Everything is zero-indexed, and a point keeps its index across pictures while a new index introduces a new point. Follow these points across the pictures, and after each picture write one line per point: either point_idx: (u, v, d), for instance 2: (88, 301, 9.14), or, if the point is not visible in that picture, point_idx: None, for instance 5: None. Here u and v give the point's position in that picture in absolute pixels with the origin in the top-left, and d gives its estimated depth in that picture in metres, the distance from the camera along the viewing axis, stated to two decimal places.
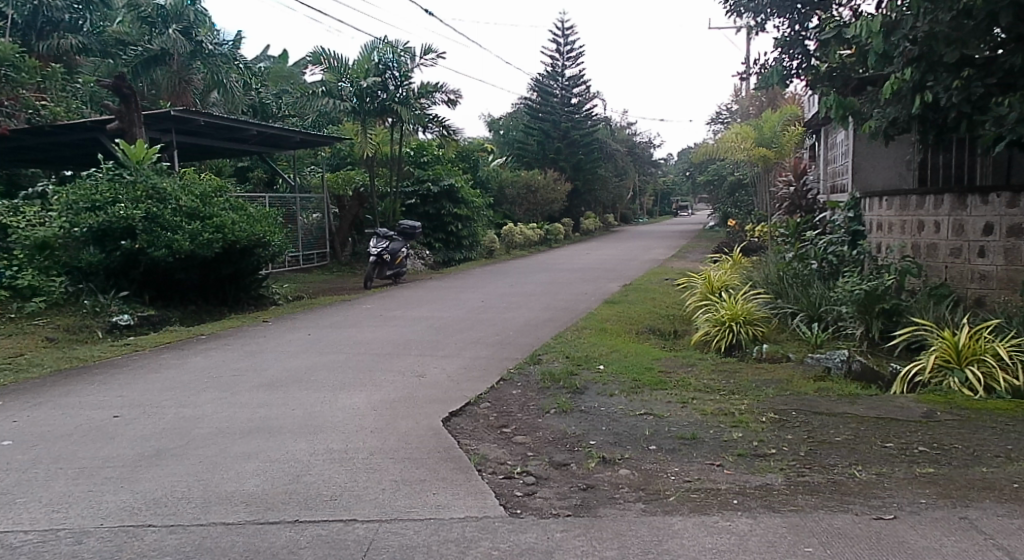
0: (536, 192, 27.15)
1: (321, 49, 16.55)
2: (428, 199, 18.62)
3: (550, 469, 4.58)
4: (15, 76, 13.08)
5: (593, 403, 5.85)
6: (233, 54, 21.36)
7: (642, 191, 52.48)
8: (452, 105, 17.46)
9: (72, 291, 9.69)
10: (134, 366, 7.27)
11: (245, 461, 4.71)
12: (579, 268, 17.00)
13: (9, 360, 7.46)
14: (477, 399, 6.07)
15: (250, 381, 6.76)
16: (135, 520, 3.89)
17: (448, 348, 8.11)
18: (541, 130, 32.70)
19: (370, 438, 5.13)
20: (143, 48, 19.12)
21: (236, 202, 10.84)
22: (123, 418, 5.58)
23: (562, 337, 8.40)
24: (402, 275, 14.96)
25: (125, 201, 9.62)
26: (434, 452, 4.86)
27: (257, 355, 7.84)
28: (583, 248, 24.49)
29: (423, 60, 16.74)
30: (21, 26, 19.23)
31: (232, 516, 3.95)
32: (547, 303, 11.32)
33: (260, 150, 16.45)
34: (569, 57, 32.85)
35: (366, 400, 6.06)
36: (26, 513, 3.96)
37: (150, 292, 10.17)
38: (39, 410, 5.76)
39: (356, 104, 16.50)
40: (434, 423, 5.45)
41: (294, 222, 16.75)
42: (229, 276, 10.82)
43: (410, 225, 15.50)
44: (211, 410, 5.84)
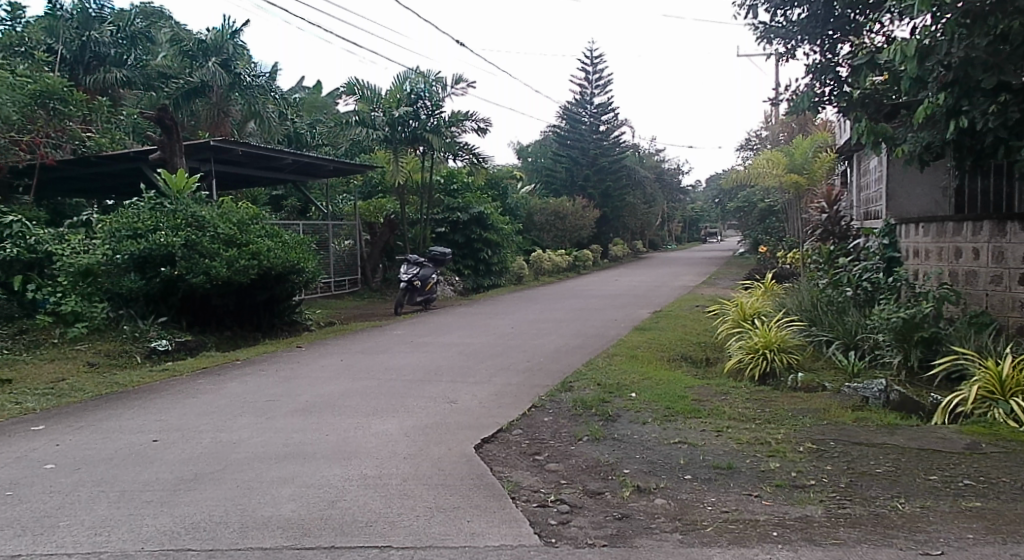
0: (565, 219, 27.17)
1: (354, 79, 16.91)
2: (458, 226, 18.80)
3: (584, 498, 4.56)
4: (64, 109, 13.12)
5: (626, 431, 5.82)
6: (270, 86, 21.94)
7: (672, 218, 52.23)
8: (482, 133, 17.66)
9: (113, 317, 9.90)
10: (173, 391, 7.39)
11: (282, 486, 4.76)
12: (607, 294, 17.02)
13: (52, 385, 7.60)
14: (509, 426, 6.07)
15: (285, 406, 6.83)
16: (175, 545, 3.94)
17: (478, 374, 8.13)
18: (569, 157, 33.00)
19: (403, 464, 5.16)
20: (184, 81, 19.32)
21: (271, 229, 11.01)
22: (162, 443, 5.67)
23: (593, 364, 8.36)
24: (432, 301, 15.07)
25: (164, 229, 9.81)
26: (468, 479, 4.86)
27: (290, 381, 7.92)
28: (612, 275, 24.40)
29: (453, 89, 17.01)
30: (68, 61, 19.89)
31: (269, 541, 3.98)
32: (577, 329, 11.30)
33: (294, 178, 16.72)
34: (597, 85, 33.17)
35: (398, 426, 6.11)
36: (70, 536, 4.01)
37: (187, 318, 10.35)
38: (82, 434, 5.88)
39: (388, 133, 16.75)
40: (466, 450, 5.47)
41: (327, 248, 16.92)
42: (264, 301, 10.98)
43: (440, 251, 15.68)
44: (247, 435, 5.92)
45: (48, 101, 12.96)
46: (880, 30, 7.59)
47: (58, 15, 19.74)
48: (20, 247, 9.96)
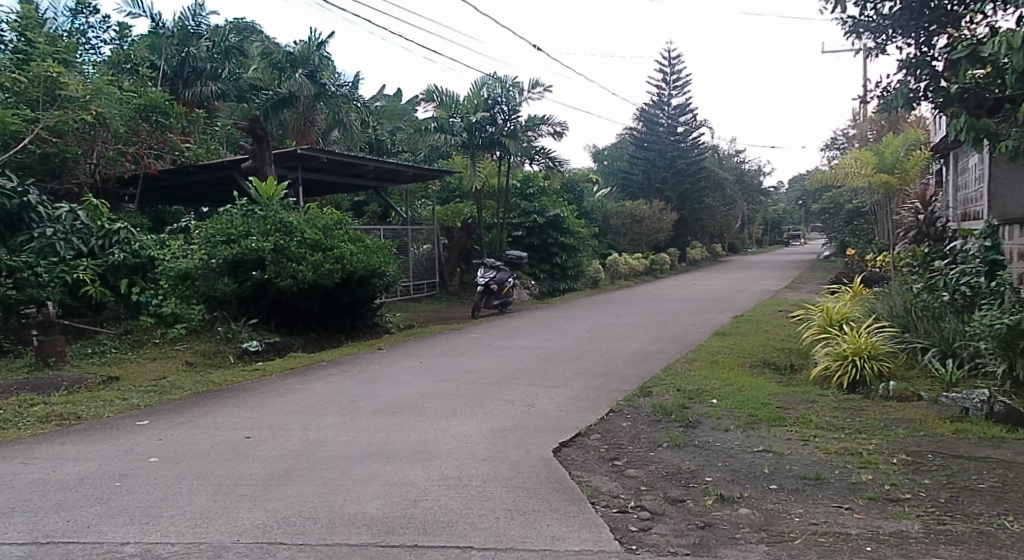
0: (642, 222, 26.84)
1: (434, 86, 17.23)
2: (534, 230, 18.84)
3: (665, 505, 4.53)
4: (165, 122, 13.90)
5: (707, 438, 5.74)
6: (353, 95, 22.56)
7: (754, 220, 50.96)
8: (559, 137, 17.69)
9: (208, 318, 10.40)
10: (264, 390, 7.69)
11: (366, 484, 4.89)
12: (685, 299, 16.73)
13: (154, 383, 8.01)
14: (587, 430, 6.08)
15: (368, 407, 7.01)
16: (268, 538, 4.10)
17: (556, 378, 8.15)
18: (646, 160, 32.76)
19: (483, 466, 5.23)
20: (274, 92, 20.24)
21: (354, 234, 11.29)
22: (254, 440, 5.91)
23: (671, 370, 8.28)
24: (508, 304, 15.17)
25: (255, 234, 10.20)
26: (547, 483, 4.89)
27: (373, 382, 8.13)
28: (691, 279, 23.99)
29: (530, 94, 17.10)
30: (170, 75, 20.91)
31: (355, 538, 4.10)
32: (655, 334, 11.18)
33: (376, 184, 17.12)
34: (675, 86, 32.76)
35: (477, 429, 6.19)
36: (173, 525, 4.22)
37: (275, 320, 10.73)
38: (181, 430, 6.18)
39: (465, 138, 17.08)
40: (544, 453, 5.50)
41: (406, 253, 17.23)
42: (347, 305, 11.27)
43: (517, 254, 15.75)
44: (333, 433, 6.11)
45: (150, 114, 13.75)
46: (983, 21, 7.32)
47: (160, 33, 20.64)
48: (126, 252, 10.54)
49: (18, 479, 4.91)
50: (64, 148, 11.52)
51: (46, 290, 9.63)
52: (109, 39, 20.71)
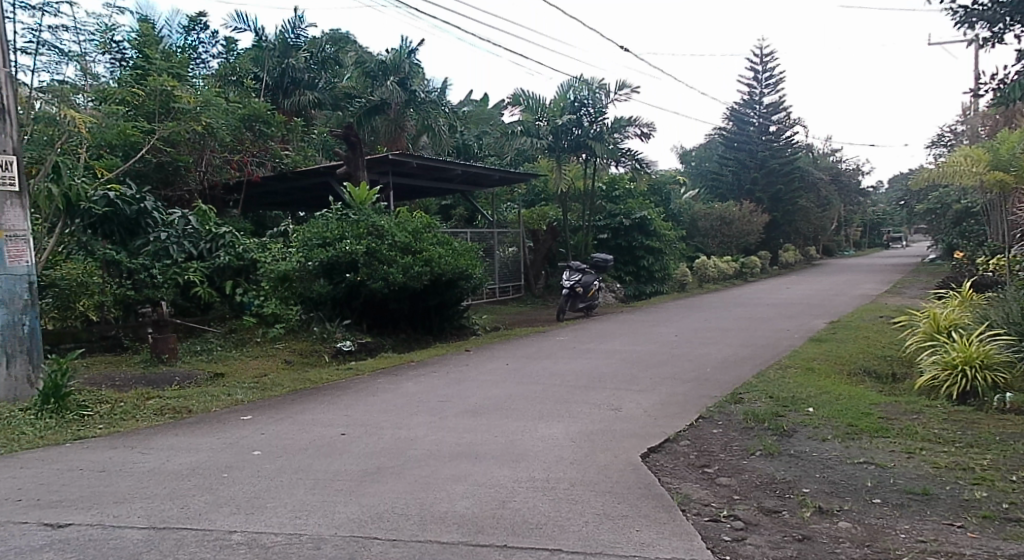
0: (732, 224, 26.22)
1: (520, 91, 17.36)
2: (619, 231, 18.72)
3: (759, 515, 4.44)
4: (267, 130, 14.40)
5: (803, 447, 5.59)
6: (441, 100, 22.94)
7: (850, 222, 49.01)
8: (646, 138, 17.52)
9: (305, 319, 10.82)
10: (357, 388, 7.92)
11: (456, 484, 4.98)
12: (777, 304, 16.25)
13: (256, 379, 8.38)
14: (676, 436, 6.00)
15: (456, 407, 7.12)
16: (363, 532, 4.21)
17: (643, 383, 8.07)
18: (735, 160, 32.25)
19: (571, 469, 5.24)
20: (366, 100, 20.66)
21: (443, 237, 11.49)
22: (349, 437, 6.09)
23: (764, 376, 8.08)
24: (594, 307, 15.11)
25: (349, 237, 10.48)
26: (636, 488, 4.86)
27: (461, 383, 8.25)
28: (783, 283, 23.28)
29: (617, 95, 17.02)
30: (271, 86, 21.45)
31: (446, 535, 4.17)
32: (745, 340, 10.91)
33: (463, 188, 17.38)
34: (767, 85, 32.00)
35: (565, 431, 6.20)
36: (276, 517, 4.40)
37: (367, 321, 11.04)
38: (281, 425, 6.44)
39: (551, 141, 17.12)
40: (633, 458, 5.47)
41: (492, 255, 17.39)
42: (436, 306, 11.47)
43: (602, 257, 15.75)
44: (423, 433, 6.24)
45: (254, 123, 14.25)
46: None
47: (263, 46, 21.44)
48: (230, 255, 11.08)
49: (136, 467, 5.22)
50: (177, 157, 12.38)
51: (160, 291, 10.22)
52: (218, 52, 21.74)
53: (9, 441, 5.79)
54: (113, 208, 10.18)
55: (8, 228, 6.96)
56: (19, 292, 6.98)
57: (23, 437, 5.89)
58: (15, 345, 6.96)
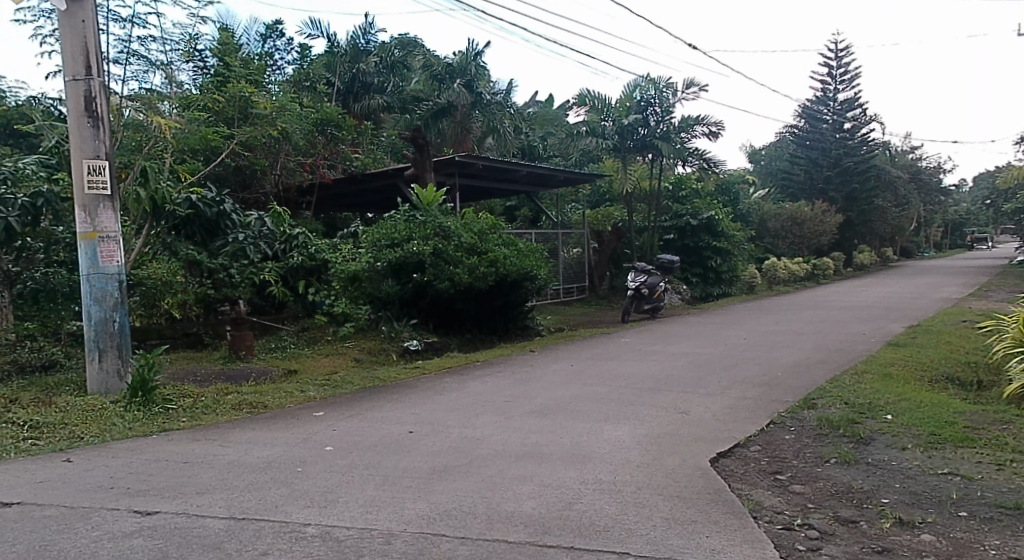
0: (803, 225, 25.58)
1: (585, 91, 17.30)
2: (687, 232, 18.49)
3: (835, 525, 4.34)
4: (338, 133, 14.82)
5: (881, 456, 5.43)
6: (506, 101, 23.09)
7: (931, 222, 47.15)
8: (714, 137, 17.25)
9: (374, 318, 11.03)
10: (425, 387, 8.05)
11: (523, 484, 5.01)
12: (851, 307, 15.77)
13: (327, 377, 8.60)
14: (747, 442, 5.91)
15: (522, 407, 7.17)
16: (432, 529, 4.27)
17: (711, 386, 7.96)
18: (807, 159, 31.51)
19: (637, 472, 5.21)
20: (433, 102, 20.85)
21: (508, 238, 11.56)
22: (417, 435, 6.20)
23: (837, 381, 7.87)
24: (659, 309, 14.96)
25: (416, 239, 10.63)
26: (705, 493, 4.81)
27: (526, 383, 8.30)
28: (857, 285, 22.58)
29: (684, 94, 16.79)
30: (343, 91, 22.35)
31: (513, 535, 4.20)
32: (819, 343, 10.64)
33: (529, 189, 17.44)
34: (841, 81, 31.18)
35: (631, 434, 6.17)
36: (348, 511, 4.51)
37: (434, 321, 11.19)
38: (352, 422, 6.60)
39: (617, 141, 17.05)
40: (701, 463, 5.41)
41: (556, 256, 17.41)
42: (501, 306, 11.56)
43: (668, 258, 15.65)
44: (489, 432, 6.30)
45: (326, 127, 14.66)
46: None
47: (335, 52, 22.18)
48: (303, 255, 11.35)
49: (216, 459, 5.43)
50: (254, 161, 12.72)
51: (239, 289, 10.67)
52: (294, 59, 22.39)
53: (101, 432, 6.08)
54: (195, 210, 10.36)
55: (100, 230, 7.30)
56: (110, 290, 7.31)
57: (113, 428, 6.17)
58: (107, 340, 7.31)
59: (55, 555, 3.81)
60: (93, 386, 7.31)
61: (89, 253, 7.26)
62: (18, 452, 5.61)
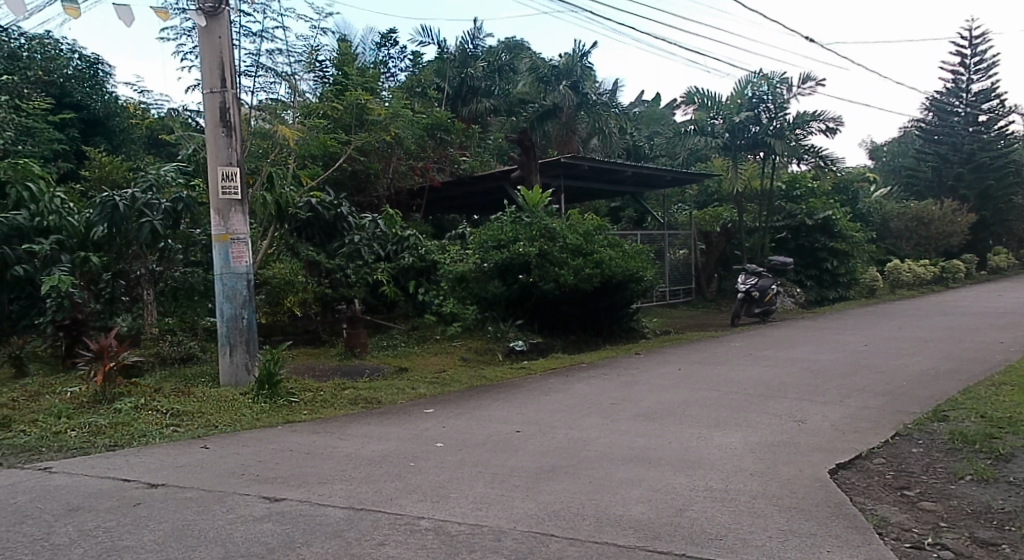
0: (931, 225, 24.13)
1: (694, 88, 17.00)
2: (801, 232, 17.86)
3: (971, 546, 4.11)
4: (447, 138, 15.26)
5: (1023, 475, 5.09)
6: (612, 102, 22.96)
7: None
8: (831, 133, 16.58)
9: (480, 318, 11.19)
10: (531, 387, 8.12)
11: (631, 488, 4.99)
12: (985, 313, 14.74)
13: (437, 375, 8.79)
14: (870, 454, 5.66)
15: (628, 410, 7.12)
16: (541, 528, 4.31)
17: (829, 394, 7.65)
18: (937, 155, 29.66)
19: (751, 481, 5.09)
20: (539, 104, 20.22)
21: (613, 239, 11.49)
22: (524, 434, 6.26)
23: (971, 393, 7.40)
24: (771, 313, 14.49)
25: (523, 240, 10.70)
26: (825, 506, 4.64)
27: (633, 386, 8.23)
28: (992, 290, 21.10)
29: (800, 89, 16.21)
30: (452, 96, 22.78)
31: (623, 539, 4.19)
32: (948, 352, 10.02)
33: (636, 189, 17.32)
34: (976, 70, 29.29)
35: (743, 441, 6.03)
36: (459, 507, 4.61)
37: (539, 322, 11.26)
38: (461, 420, 6.74)
39: (727, 140, 16.70)
40: (820, 474, 5.23)
41: (663, 258, 17.15)
42: (606, 308, 11.50)
43: (782, 261, 15.31)
44: (596, 434, 6.29)
45: (437, 131, 15.06)
46: None
47: (444, 57, 22.58)
48: (414, 256, 11.67)
49: (335, 451, 5.67)
50: (369, 165, 13.14)
51: (353, 289, 11.05)
52: (406, 67, 23.03)
53: (232, 422, 6.46)
54: (314, 213, 11.10)
55: (232, 232, 7.73)
56: (240, 288, 7.74)
57: (243, 419, 6.54)
58: (237, 335, 7.76)
59: (195, 533, 4.07)
60: (225, 377, 7.78)
61: (222, 253, 7.72)
62: (162, 437, 6.04)
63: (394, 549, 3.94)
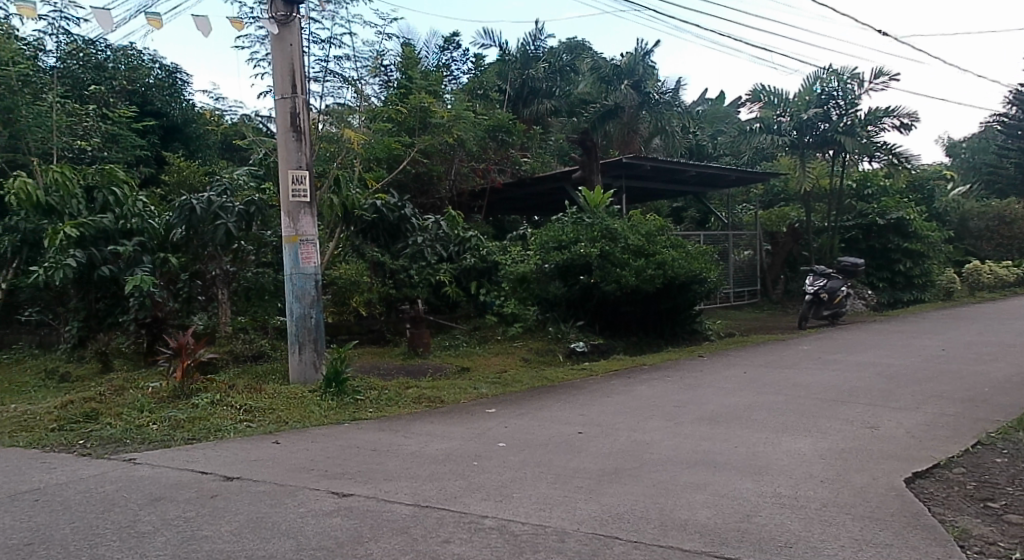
0: (1014, 224, 23.20)
1: (759, 86, 16.64)
2: (872, 232, 17.31)
3: None
4: (509, 139, 15.32)
5: None
6: (675, 101, 22.78)
7: None
8: (906, 130, 16.05)
9: (542, 319, 11.19)
10: (593, 389, 8.09)
11: (696, 492, 4.92)
12: None
13: (499, 375, 8.83)
14: (949, 463, 5.46)
15: (692, 413, 7.02)
16: (605, 531, 4.29)
17: (904, 400, 7.41)
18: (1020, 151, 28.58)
19: (821, 488, 4.96)
20: (601, 105, 19.78)
21: (676, 240, 11.34)
22: (586, 436, 6.24)
23: None
24: (841, 316, 14.12)
25: (584, 241, 10.72)
26: (902, 516, 4.49)
27: (697, 389, 8.11)
28: None
29: (873, 84, 15.77)
30: (513, 98, 22.66)
31: (689, 543, 4.13)
32: None
33: (699, 189, 17.06)
34: None
35: (812, 447, 5.88)
36: (523, 507, 4.62)
37: (600, 323, 11.22)
38: (523, 420, 6.75)
39: (794, 137, 16.27)
40: (895, 483, 5.06)
41: (727, 259, 16.85)
42: (668, 309, 11.36)
43: (851, 262, 14.80)
44: (659, 437, 6.23)
45: (498, 133, 15.15)
46: None
47: (506, 59, 22.52)
48: (476, 257, 11.76)
49: (400, 449, 5.75)
50: (432, 167, 13.33)
51: (417, 289, 11.15)
52: (469, 69, 23.12)
53: (302, 418, 6.62)
54: (379, 215, 11.20)
55: (301, 233, 7.91)
56: (308, 289, 7.91)
57: (312, 415, 6.70)
58: (305, 334, 7.94)
59: (268, 526, 4.18)
60: (293, 375, 7.97)
61: (292, 255, 7.90)
62: (237, 432, 6.23)
63: (459, 547, 3.97)
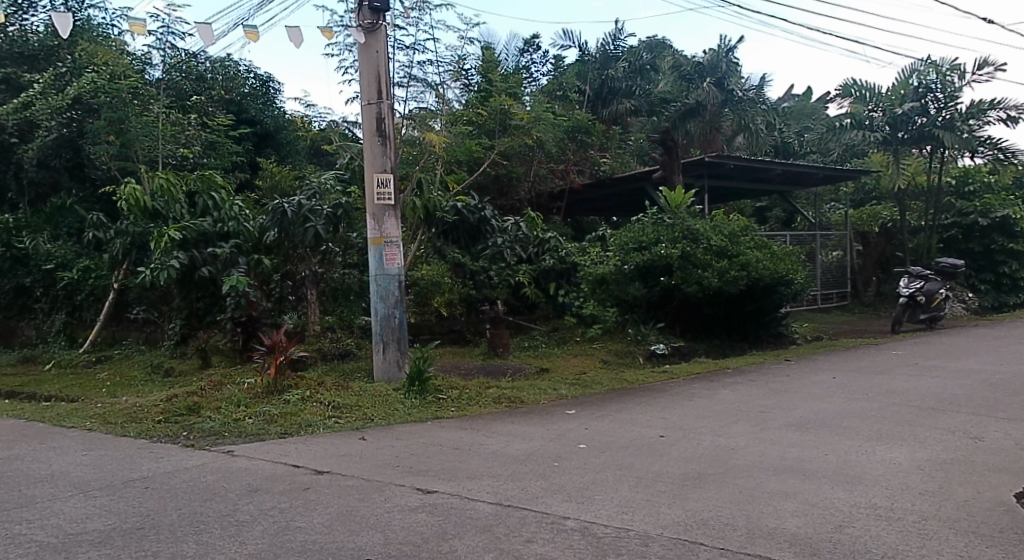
0: None
1: (851, 80, 16.05)
2: (974, 232, 16.48)
3: None
4: (588, 140, 15.35)
5: None
6: (760, 97, 22.35)
7: None
8: (1012, 123, 15.22)
9: (621, 321, 11.06)
10: (675, 392, 7.97)
11: (785, 500, 4.78)
12: None
13: (578, 376, 8.80)
14: None
15: (778, 419, 6.82)
16: (689, 536, 4.21)
17: (1010, 410, 7.01)
18: None
19: (920, 500, 4.75)
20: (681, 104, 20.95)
21: (760, 241, 11.06)
22: (668, 439, 6.15)
23: None
24: (938, 320, 13.51)
25: (665, 241, 10.48)
26: (1010, 532, 4.25)
27: (783, 393, 7.88)
28: None
29: (975, 76, 14.99)
30: (591, 98, 22.24)
31: (778, 552, 4.01)
32: None
33: (784, 188, 16.58)
34: None
35: (909, 457, 5.63)
36: (605, 509, 4.59)
37: (681, 325, 11.12)
38: (604, 422, 6.71)
39: (888, 133, 15.69)
40: (1002, 497, 4.79)
41: (814, 260, 16.34)
42: (752, 312, 11.10)
43: (951, 263, 14.13)
44: (744, 442, 6.08)
45: (578, 134, 15.14)
46: None
47: (585, 60, 22.30)
48: (555, 258, 11.72)
49: (482, 448, 5.80)
50: (511, 169, 13.43)
51: (497, 290, 11.25)
52: (548, 71, 23.02)
53: (387, 415, 6.75)
54: (460, 216, 11.35)
55: (386, 235, 8.07)
56: (392, 289, 8.06)
57: (396, 413, 6.83)
58: (389, 334, 8.09)
59: (357, 519, 4.27)
60: (378, 373, 8.14)
61: (377, 256, 8.06)
62: (327, 427, 6.41)
63: (542, 547, 3.97)
